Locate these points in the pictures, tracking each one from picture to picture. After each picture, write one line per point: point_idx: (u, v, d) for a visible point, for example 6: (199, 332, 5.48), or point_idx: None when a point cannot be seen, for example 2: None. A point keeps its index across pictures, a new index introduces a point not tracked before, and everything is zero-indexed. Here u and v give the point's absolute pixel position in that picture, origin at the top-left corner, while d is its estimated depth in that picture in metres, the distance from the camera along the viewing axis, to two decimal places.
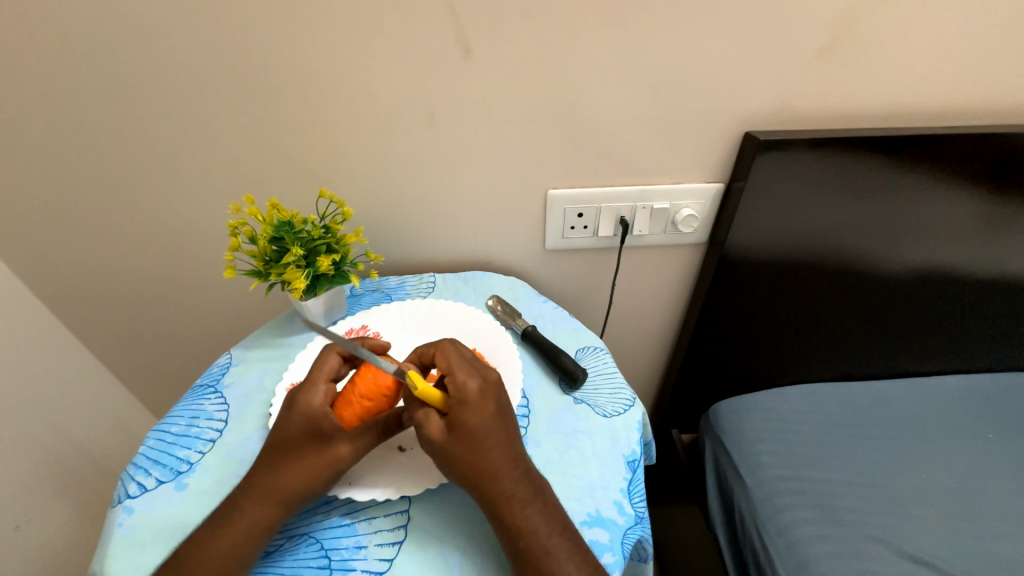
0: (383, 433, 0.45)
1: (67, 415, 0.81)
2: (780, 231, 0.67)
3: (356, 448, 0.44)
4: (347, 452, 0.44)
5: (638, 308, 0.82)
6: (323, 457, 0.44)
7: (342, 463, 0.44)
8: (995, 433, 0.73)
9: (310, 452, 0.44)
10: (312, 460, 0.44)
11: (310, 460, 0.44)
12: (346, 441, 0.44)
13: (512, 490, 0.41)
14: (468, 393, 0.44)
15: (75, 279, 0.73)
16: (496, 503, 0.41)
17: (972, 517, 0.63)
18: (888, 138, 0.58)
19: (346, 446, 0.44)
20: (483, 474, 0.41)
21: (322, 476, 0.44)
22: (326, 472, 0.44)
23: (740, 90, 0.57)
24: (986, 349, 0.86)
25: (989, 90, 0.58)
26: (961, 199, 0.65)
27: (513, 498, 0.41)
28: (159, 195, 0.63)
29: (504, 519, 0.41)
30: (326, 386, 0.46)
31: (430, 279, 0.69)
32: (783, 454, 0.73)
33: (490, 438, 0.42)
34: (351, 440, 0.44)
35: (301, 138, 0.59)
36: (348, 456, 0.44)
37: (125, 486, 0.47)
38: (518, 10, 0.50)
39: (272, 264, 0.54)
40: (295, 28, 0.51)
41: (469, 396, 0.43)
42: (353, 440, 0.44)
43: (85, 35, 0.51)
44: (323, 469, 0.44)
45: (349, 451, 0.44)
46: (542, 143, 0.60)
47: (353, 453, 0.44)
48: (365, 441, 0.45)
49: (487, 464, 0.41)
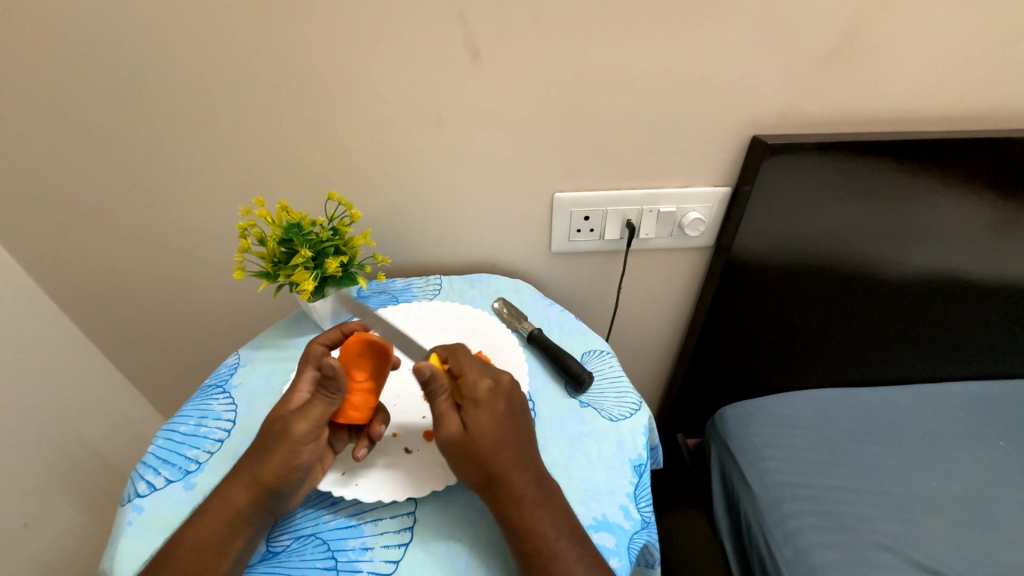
0: (329, 397, 0.46)
1: (75, 414, 0.82)
2: (787, 235, 0.67)
3: (308, 419, 0.45)
4: (299, 425, 0.45)
5: (644, 312, 0.82)
6: (279, 432, 0.44)
7: (294, 436, 0.44)
8: (1005, 440, 0.72)
9: (269, 428, 0.45)
10: (269, 435, 0.45)
11: (269, 435, 0.45)
12: (300, 416, 0.45)
13: (522, 491, 0.42)
14: (481, 391, 0.45)
15: (85, 279, 0.74)
16: (507, 501, 0.42)
17: (983, 525, 0.62)
18: (898, 142, 0.58)
19: (297, 418, 0.45)
20: (495, 476, 0.42)
21: (278, 452, 0.44)
22: (280, 447, 0.44)
23: (748, 94, 0.57)
24: (995, 355, 0.85)
25: (999, 94, 0.58)
26: (970, 203, 0.64)
27: (524, 496, 0.42)
28: (169, 196, 0.64)
29: (514, 519, 0.41)
30: (309, 374, 0.48)
31: (436, 281, 0.69)
32: (790, 460, 0.72)
33: (503, 439, 0.43)
34: (304, 414, 0.45)
35: (308, 140, 0.59)
36: (301, 427, 0.45)
37: (135, 484, 0.48)
38: (525, 14, 0.51)
39: (280, 266, 0.54)
40: (304, 31, 0.51)
41: (483, 396, 0.44)
42: (304, 412, 0.45)
43: (97, 38, 0.51)
44: (277, 444, 0.44)
45: (303, 423, 0.45)
46: (549, 146, 0.60)
47: (307, 425, 0.45)
48: (313, 410, 0.45)
49: (499, 464, 0.42)
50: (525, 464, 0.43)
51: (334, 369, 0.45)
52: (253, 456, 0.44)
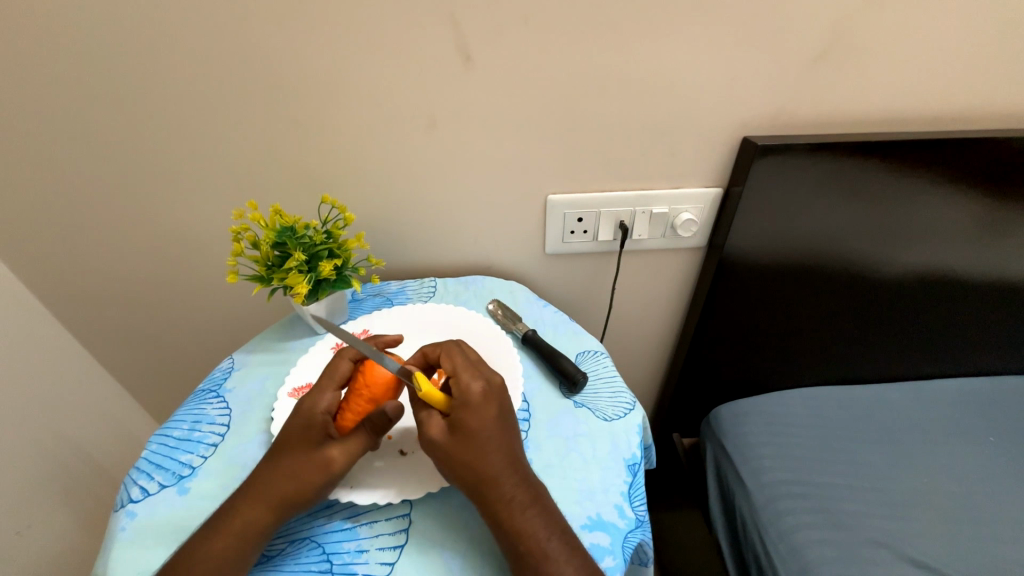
0: (373, 436, 0.45)
1: (68, 418, 0.81)
2: (780, 234, 0.67)
3: (349, 453, 0.44)
4: (339, 457, 0.43)
5: (638, 312, 0.83)
6: (316, 464, 0.43)
7: (334, 468, 0.43)
8: (995, 436, 0.73)
9: (300, 458, 0.43)
10: (303, 464, 0.43)
11: (303, 464, 0.43)
12: (338, 446, 0.44)
13: (510, 493, 0.42)
14: (474, 396, 0.45)
15: (75, 283, 0.73)
16: (495, 503, 0.41)
17: (972, 520, 0.63)
18: (886, 142, 0.58)
19: (338, 450, 0.43)
20: (484, 477, 0.42)
21: (314, 481, 0.43)
22: (317, 478, 0.43)
23: (739, 96, 0.57)
24: (985, 352, 0.86)
25: (985, 96, 0.59)
26: (959, 203, 0.65)
27: (513, 499, 0.41)
28: (161, 199, 0.64)
29: (502, 521, 0.41)
30: (331, 395, 0.46)
31: (431, 284, 0.70)
32: (784, 457, 0.73)
33: (493, 442, 0.43)
34: (344, 445, 0.44)
35: (302, 143, 0.59)
36: (342, 461, 0.43)
37: (128, 490, 0.47)
38: (517, 17, 0.51)
39: (274, 269, 0.54)
40: (297, 34, 0.51)
41: (474, 400, 0.44)
42: (345, 445, 0.44)
43: (86, 40, 0.51)
44: (313, 474, 0.43)
45: (343, 455, 0.43)
46: (541, 148, 0.61)
47: (347, 458, 0.44)
48: (355, 444, 0.44)
49: (487, 466, 0.42)
50: (516, 465, 0.43)
51: (396, 413, 0.44)
52: (280, 478, 0.43)
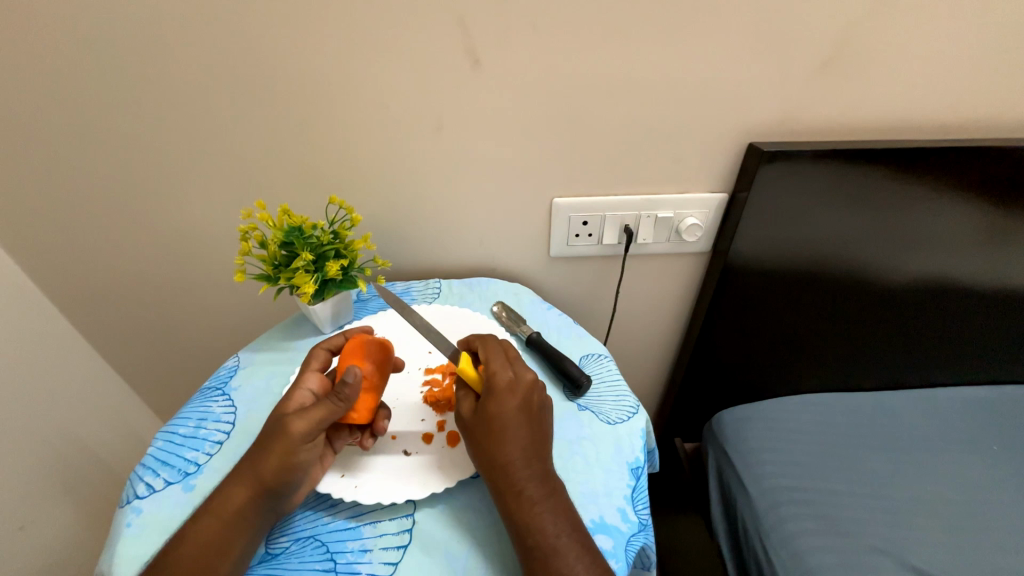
0: (335, 404, 0.45)
1: (72, 415, 0.82)
2: (785, 240, 0.67)
3: (308, 420, 0.44)
4: (298, 424, 0.44)
5: (642, 316, 0.83)
6: (279, 428, 0.45)
7: (292, 434, 0.44)
8: (999, 445, 0.73)
9: (271, 424, 0.46)
10: (270, 433, 0.45)
11: (271, 432, 0.45)
12: (299, 414, 0.45)
13: (524, 485, 0.42)
14: (501, 384, 0.46)
15: (82, 279, 0.73)
16: (508, 494, 0.42)
17: (976, 529, 0.63)
18: (891, 150, 0.58)
19: (297, 416, 0.45)
20: (502, 465, 0.43)
21: (277, 450, 0.44)
22: (278, 446, 0.44)
23: (745, 102, 0.58)
24: (989, 360, 0.85)
25: (991, 105, 0.59)
26: (963, 211, 0.65)
27: (525, 490, 0.42)
28: (169, 198, 0.64)
29: (514, 512, 0.42)
30: (314, 374, 0.49)
31: (435, 285, 0.70)
32: (787, 463, 0.73)
33: (514, 430, 0.44)
34: (305, 413, 0.45)
35: (310, 144, 0.60)
36: (299, 426, 0.44)
37: (134, 486, 0.48)
38: (525, 21, 0.51)
39: (281, 269, 0.55)
40: (307, 36, 0.52)
41: (500, 388, 0.46)
42: (305, 412, 0.45)
43: (98, 39, 0.52)
44: (275, 442, 0.44)
45: (302, 423, 0.44)
46: (548, 151, 0.61)
47: (305, 425, 0.44)
48: (316, 412, 0.45)
49: (506, 454, 0.43)
50: (534, 457, 0.44)
51: (353, 377, 0.45)
52: (253, 452, 0.45)
